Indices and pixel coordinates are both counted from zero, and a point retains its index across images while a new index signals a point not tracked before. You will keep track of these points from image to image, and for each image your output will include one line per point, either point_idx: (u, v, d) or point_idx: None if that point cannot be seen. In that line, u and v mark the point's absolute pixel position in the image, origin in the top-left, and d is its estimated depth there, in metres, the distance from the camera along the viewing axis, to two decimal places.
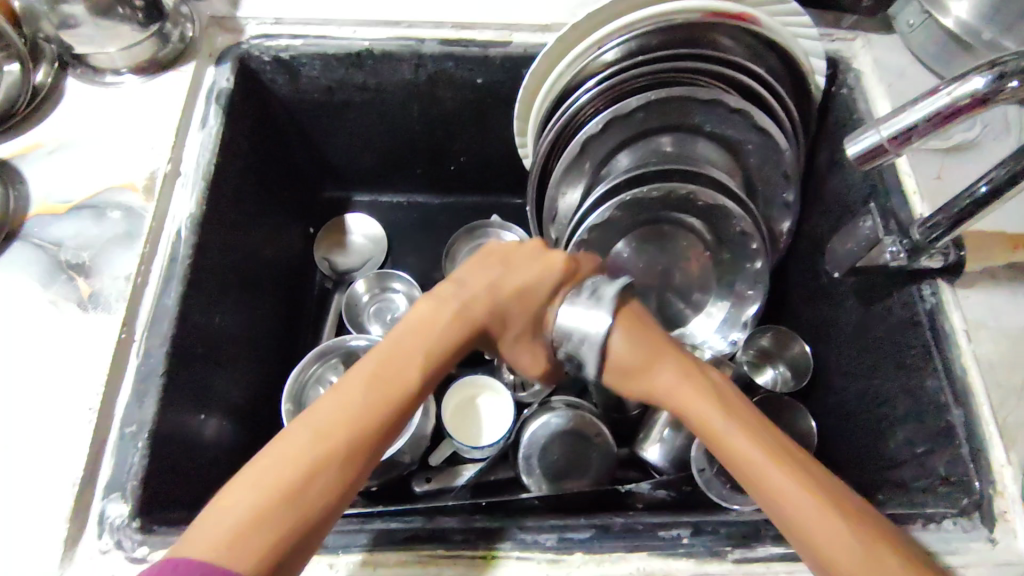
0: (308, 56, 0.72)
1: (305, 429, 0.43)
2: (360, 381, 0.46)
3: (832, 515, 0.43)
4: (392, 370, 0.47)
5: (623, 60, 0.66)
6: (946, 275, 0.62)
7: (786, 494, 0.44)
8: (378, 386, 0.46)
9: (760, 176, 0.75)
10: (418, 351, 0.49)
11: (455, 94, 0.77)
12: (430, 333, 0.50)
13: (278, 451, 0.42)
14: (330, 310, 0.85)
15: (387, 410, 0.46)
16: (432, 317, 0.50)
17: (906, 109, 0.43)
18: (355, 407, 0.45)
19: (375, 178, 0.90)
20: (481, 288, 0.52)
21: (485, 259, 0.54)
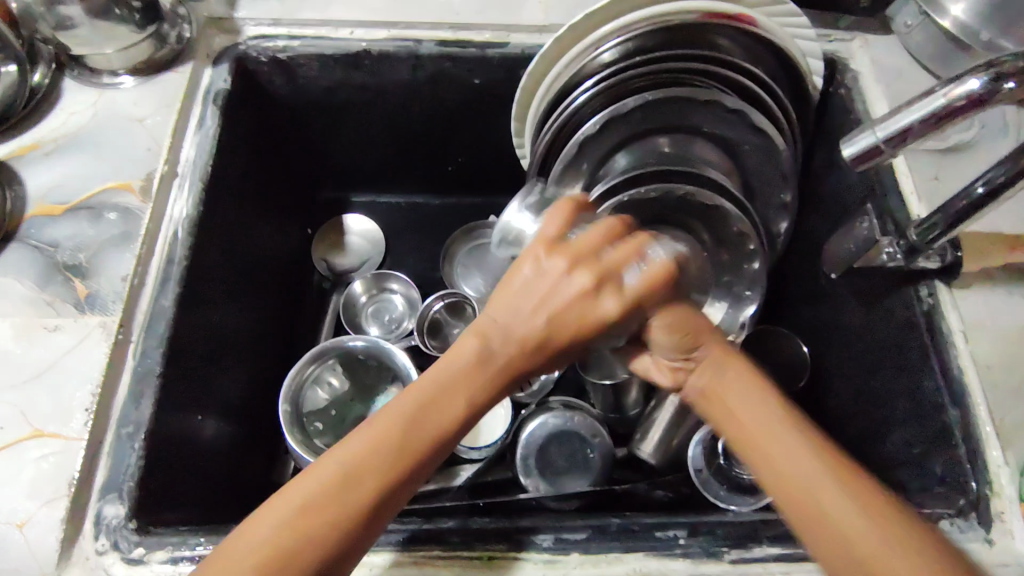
0: (306, 56, 0.72)
1: (336, 470, 0.41)
2: (403, 416, 0.43)
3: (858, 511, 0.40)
4: (437, 407, 0.44)
5: (620, 60, 0.66)
6: (942, 276, 0.62)
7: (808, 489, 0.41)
8: (421, 422, 0.43)
9: (757, 177, 0.75)
10: (467, 387, 0.45)
11: (453, 95, 0.77)
12: (475, 374, 0.45)
13: (312, 481, 0.41)
14: (328, 310, 0.86)
15: (425, 452, 0.43)
16: (479, 354, 0.46)
17: (901, 110, 0.43)
18: (396, 447, 0.42)
19: (373, 179, 0.90)
20: (530, 332, 0.46)
21: (529, 295, 0.47)
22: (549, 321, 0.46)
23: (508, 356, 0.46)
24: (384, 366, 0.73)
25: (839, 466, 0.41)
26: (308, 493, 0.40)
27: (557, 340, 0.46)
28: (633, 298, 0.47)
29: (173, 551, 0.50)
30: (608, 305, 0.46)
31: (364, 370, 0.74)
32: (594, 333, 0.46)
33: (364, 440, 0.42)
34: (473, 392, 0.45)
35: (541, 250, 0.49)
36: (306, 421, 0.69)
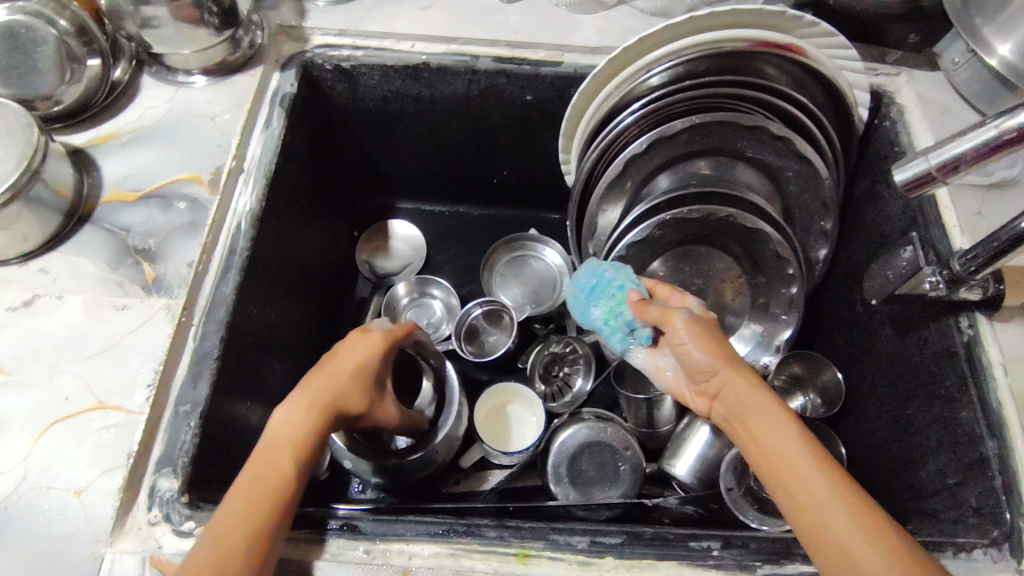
0: (368, 66, 0.75)
1: (232, 511, 0.45)
2: (273, 461, 0.48)
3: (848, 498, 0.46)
4: (279, 453, 0.49)
5: (668, 84, 0.69)
6: (984, 308, 0.62)
7: (803, 463, 0.49)
8: (259, 475, 0.47)
9: (797, 203, 0.78)
10: (298, 441, 0.49)
11: (505, 109, 0.80)
12: (292, 428, 0.50)
13: (224, 515, 0.45)
14: (369, 311, 0.87)
15: (283, 488, 0.47)
16: (299, 413, 0.51)
17: (953, 139, 0.44)
18: (252, 481, 0.47)
19: (418, 188, 0.93)
20: (336, 373, 0.54)
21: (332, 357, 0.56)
22: (354, 372, 0.54)
23: (334, 394, 0.53)
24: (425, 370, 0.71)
25: (831, 471, 0.48)
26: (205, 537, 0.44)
27: (340, 370, 0.54)
28: (393, 332, 0.59)
29: None
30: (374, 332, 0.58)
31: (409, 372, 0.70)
32: (371, 356, 0.56)
33: (239, 496, 0.46)
34: (293, 444, 0.49)
35: (358, 331, 0.58)
36: None
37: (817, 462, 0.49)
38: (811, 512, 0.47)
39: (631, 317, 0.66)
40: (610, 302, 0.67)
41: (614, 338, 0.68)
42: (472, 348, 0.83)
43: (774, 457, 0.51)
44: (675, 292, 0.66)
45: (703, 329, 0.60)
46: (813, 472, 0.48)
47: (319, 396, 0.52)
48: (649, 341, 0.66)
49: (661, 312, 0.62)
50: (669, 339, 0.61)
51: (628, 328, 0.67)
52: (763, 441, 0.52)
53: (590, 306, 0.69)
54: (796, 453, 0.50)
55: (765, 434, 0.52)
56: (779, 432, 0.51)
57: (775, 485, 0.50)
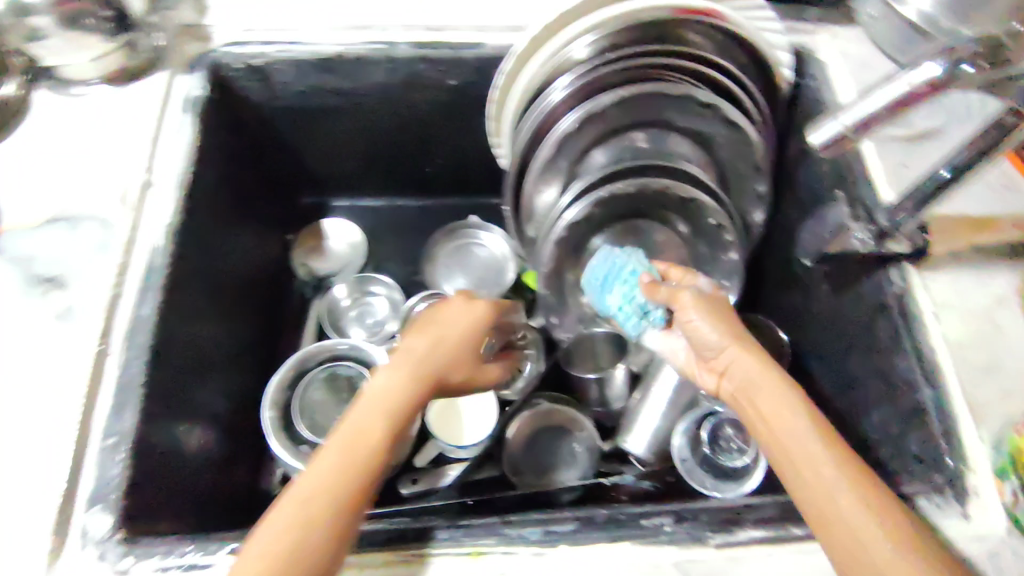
0: (281, 62, 0.71)
1: (308, 485, 0.45)
2: (340, 438, 0.48)
3: (863, 489, 0.45)
4: (362, 432, 0.48)
5: (593, 57, 0.68)
6: (913, 259, 0.64)
7: (816, 452, 0.47)
8: (347, 448, 0.47)
9: (731, 169, 0.78)
10: (379, 415, 0.49)
11: (430, 97, 0.77)
12: (390, 394, 0.50)
13: (295, 492, 0.45)
14: (309, 315, 0.84)
15: (366, 459, 0.47)
16: (401, 382, 0.51)
17: (866, 97, 0.44)
18: (336, 454, 0.47)
19: (351, 182, 0.89)
20: (422, 346, 0.54)
21: (421, 328, 0.55)
22: (456, 341, 0.56)
23: (416, 365, 0.53)
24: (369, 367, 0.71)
25: (847, 459, 0.47)
26: (284, 510, 0.44)
27: (444, 344, 0.55)
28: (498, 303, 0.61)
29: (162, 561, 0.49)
30: (481, 304, 0.59)
31: (347, 382, 0.70)
32: (472, 326, 0.57)
33: (315, 464, 0.46)
34: (391, 413, 0.50)
35: (453, 298, 0.58)
36: (293, 425, 0.66)
37: (831, 453, 0.47)
38: (822, 503, 0.46)
39: (646, 299, 0.61)
40: (626, 292, 0.62)
41: (629, 324, 0.63)
42: None
43: (786, 444, 0.49)
44: (686, 271, 0.63)
45: (709, 306, 0.58)
46: (828, 462, 0.47)
47: (412, 361, 0.52)
48: (665, 322, 0.62)
49: (670, 291, 0.59)
50: (679, 318, 0.59)
51: (643, 312, 0.62)
52: (774, 427, 0.50)
53: (603, 296, 0.64)
54: (808, 441, 0.48)
55: (777, 419, 0.50)
56: (792, 418, 0.50)
57: (788, 475, 0.48)
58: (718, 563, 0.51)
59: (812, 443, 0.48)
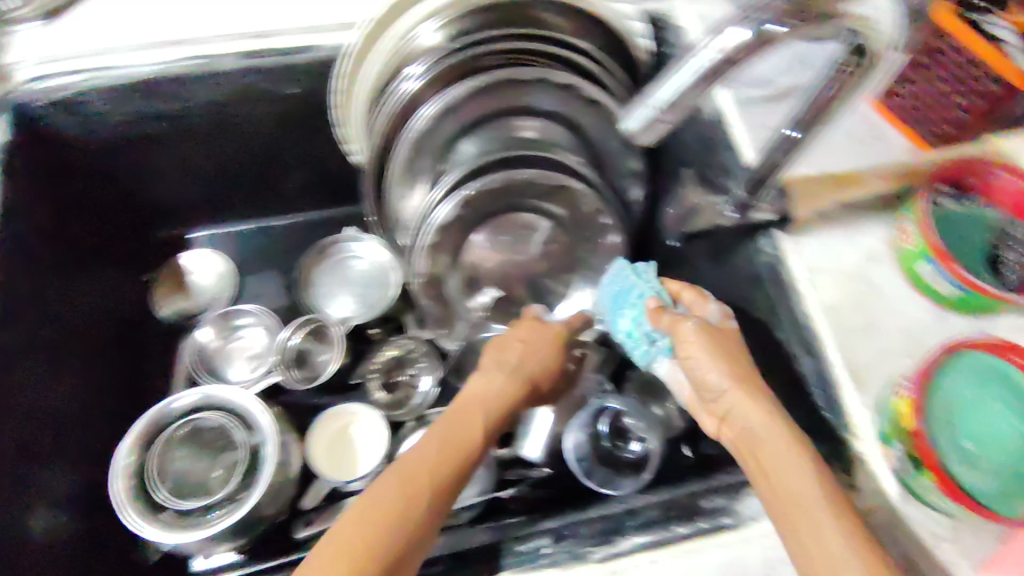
0: (90, 91, 0.64)
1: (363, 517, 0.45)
2: (392, 480, 0.48)
3: (857, 543, 0.41)
4: (418, 474, 0.48)
5: (443, 44, 0.65)
6: (779, 225, 0.61)
7: (811, 501, 0.44)
8: (409, 480, 0.48)
9: (604, 148, 0.73)
10: (456, 449, 0.51)
11: (270, 109, 0.71)
12: (473, 425, 0.54)
13: (341, 529, 0.45)
14: (179, 358, 0.79)
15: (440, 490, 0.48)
16: (488, 409, 0.56)
17: (668, 74, 0.40)
18: (398, 484, 0.47)
19: (208, 208, 0.84)
20: (488, 391, 0.58)
21: (495, 359, 0.62)
22: (538, 369, 0.62)
23: (499, 397, 0.58)
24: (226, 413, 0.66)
25: (845, 511, 0.43)
26: (335, 540, 0.45)
27: (522, 380, 0.60)
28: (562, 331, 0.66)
29: None
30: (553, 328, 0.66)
31: (212, 434, 0.66)
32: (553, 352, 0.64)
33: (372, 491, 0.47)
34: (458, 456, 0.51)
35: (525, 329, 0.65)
36: (153, 487, 0.61)
37: (829, 507, 0.43)
38: (818, 557, 0.42)
39: (650, 325, 0.61)
40: (635, 319, 0.63)
41: (637, 351, 0.63)
42: (302, 372, 0.76)
43: (781, 490, 0.46)
44: (698, 296, 0.61)
45: (713, 334, 0.56)
46: (822, 513, 0.43)
47: (496, 387, 0.58)
48: (672, 353, 0.60)
49: (672, 320, 0.58)
50: (681, 352, 0.57)
51: (651, 340, 0.62)
52: (769, 474, 0.47)
53: (618, 319, 0.65)
54: (806, 486, 0.45)
55: (778, 472, 0.46)
56: (790, 464, 0.46)
57: (786, 527, 0.45)
58: None
59: (807, 491, 0.44)
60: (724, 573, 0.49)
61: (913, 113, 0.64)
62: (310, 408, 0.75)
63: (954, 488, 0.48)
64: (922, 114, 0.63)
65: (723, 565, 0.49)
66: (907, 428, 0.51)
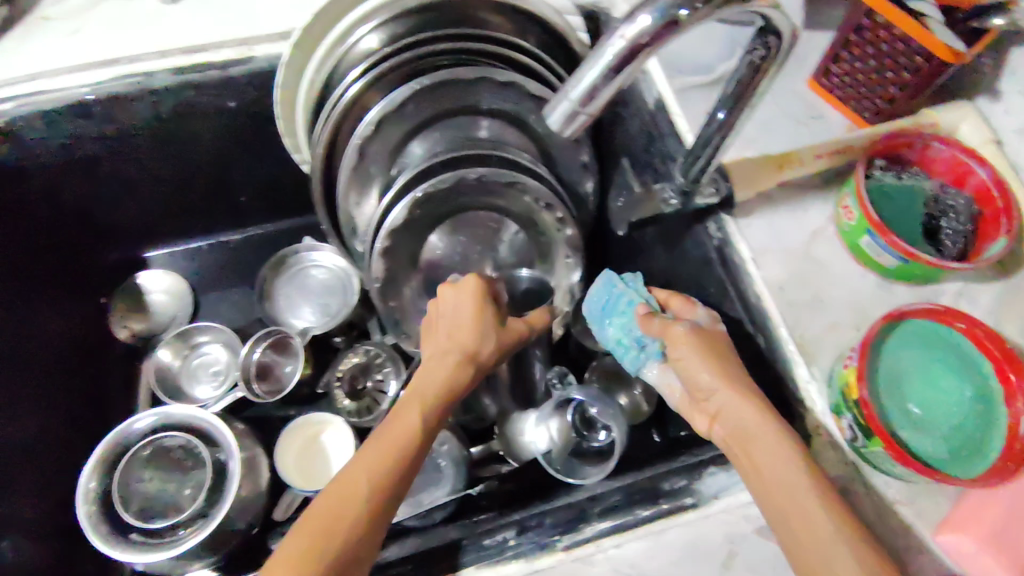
0: (23, 117, 0.63)
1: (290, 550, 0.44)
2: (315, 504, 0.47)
3: (845, 535, 0.42)
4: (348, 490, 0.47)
5: (381, 46, 0.65)
6: (725, 209, 0.63)
7: (801, 499, 0.45)
8: (332, 502, 0.47)
9: (552, 143, 0.74)
10: (382, 454, 0.50)
11: (212, 124, 0.71)
12: (400, 423, 0.53)
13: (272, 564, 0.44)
14: (141, 380, 0.79)
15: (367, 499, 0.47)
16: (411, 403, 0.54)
17: (581, 68, 0.41)
18: (315, 508, 0.47)
19: (162, 227, 0.83)
20: (425, 387, 0.56)
21: (433, 345, 0.60)
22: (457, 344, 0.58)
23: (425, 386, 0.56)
24: (189, 430, 0.65)
25: (834, 505, 0.44)
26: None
27: (451, 365, 0.57)
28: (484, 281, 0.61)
29: None
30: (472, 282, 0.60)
31: (178, 454, 0.65)
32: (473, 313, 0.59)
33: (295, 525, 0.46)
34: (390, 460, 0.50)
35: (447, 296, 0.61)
36: (117, 511, 0.60)
37: (822, 501, 0.44)
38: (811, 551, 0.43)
39: (641, 331, 0.60)
40: (622, 326, 0.62)
41: (625, 358, 0.62)
42: (266, 386, 0.76)
43: (768, 488, 0.47)
44: (685, 302, 0.60)
45: (708, 341, 0.55)
46: (811, 507, 0.44)
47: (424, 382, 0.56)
48: (663, 357, 0.60)
49: (663, 325, 0.58)
50: (675, 354, 0.56)
51: (640, 345, 0.60)
52: (757, 474, 0.48)
53: (604, 325, 0.63)
54: (788, 487, 0.46)
55: (768, 465, 0.47)
56: (776, 464, 0.47)
57: (779, 526, 0.46)
58: (569, 566, 0.49)
59: (791, 483, 0.46)
60: (686, 552, 0.50)
61: (848, 91, 0.66)
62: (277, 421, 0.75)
63: (900, 451, 0.49)
64: (856, 91, 0.65)
65: (685, 545, 0.50)
66: (854, 397, 0.52)
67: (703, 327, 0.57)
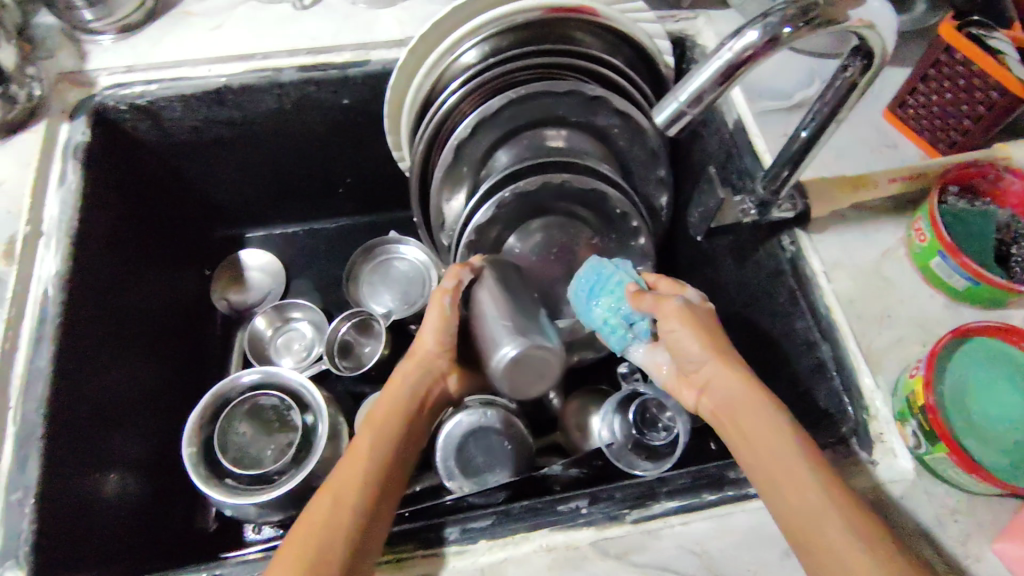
0: (165, 98, 0.71)
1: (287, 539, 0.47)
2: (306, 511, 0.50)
3: (825, 502, 0.45)
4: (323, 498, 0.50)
5: (479, 60, 0.70)
6: (799, 224, 0.66)
7: (783, 468, 0.48)
8: (314, 509, 0.49)
9: (630, 157, 0.79)
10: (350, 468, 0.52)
11: (324, 118, 0.78)
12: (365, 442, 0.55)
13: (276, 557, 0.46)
14: (235, 348, 0.85)
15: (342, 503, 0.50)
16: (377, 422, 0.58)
17: (691, 74, 0.46)
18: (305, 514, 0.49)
19: (263, 212, 0.90)
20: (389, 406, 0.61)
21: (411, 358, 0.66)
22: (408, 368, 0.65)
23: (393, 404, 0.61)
24: (286, 391, 0.71)
25: (819, 472, 0.47)
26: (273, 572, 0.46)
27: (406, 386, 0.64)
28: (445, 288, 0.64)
29: None
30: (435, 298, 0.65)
31: (271, 413, 0.70)
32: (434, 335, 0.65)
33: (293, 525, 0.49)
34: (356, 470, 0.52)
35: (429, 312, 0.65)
36: (214, 456, 0.67)
37: (807, 466, 0.47)
38: (800, 523, 0.45)
39: (630, 308, 0.62)
40: (611, 306, 0.63)
41: (613, 338, 0.64)
42: (348, 362, 0.81)
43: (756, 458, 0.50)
44: (675, 284, 0.63)
45: (695, 316, 0.59)
46: (795, 475, 0.47)
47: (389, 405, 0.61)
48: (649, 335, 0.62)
49: (656, 299, 0.60)
50: (663, 327, 0.59)
51: (628, 324, 0.62)
52: (745, 444, 0.51)
53: (591, 305, 0.64)
54: (773, 457, 0.48)
55: (754, 430, 0.51)
56: (759, 434, 0.50)
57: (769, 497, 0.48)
58: (636, 538, 0.53)
59: (776, 451, 0.49)
60: (748, 535, 0.53)
61: (923, 122, 0.69)
62: (356, 396, 0.80)
63: (966, 458, 0.51)
64: (933, 123, 0.69)
65: (749, 528, 0.53)
66: (920, 404, 0.54)
67: (693, 304, 0.60)
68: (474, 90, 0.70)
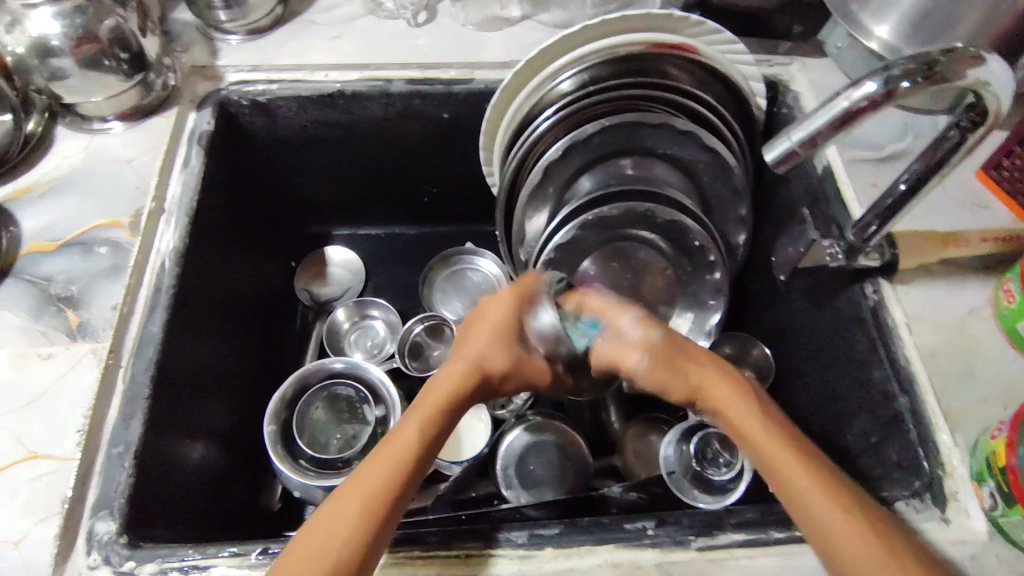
0: (283, 97, 0.76)
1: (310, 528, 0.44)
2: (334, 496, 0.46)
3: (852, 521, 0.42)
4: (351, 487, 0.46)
5: (575, 90, 0.71)
6: (883, 273, 0.67)
7: (811, 488, 0.44)
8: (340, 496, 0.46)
9: (712, 193, 0.81)
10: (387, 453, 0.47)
11: (423, 129, 0.82)
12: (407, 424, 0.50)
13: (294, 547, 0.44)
14: (313, 338, 0.90)
15: (375, 491, 0.46)
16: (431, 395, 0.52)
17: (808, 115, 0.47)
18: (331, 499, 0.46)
19: (349, 211, 0.94)
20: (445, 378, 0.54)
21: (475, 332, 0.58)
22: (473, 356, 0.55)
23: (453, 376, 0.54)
24: (364, 385, 0.73)
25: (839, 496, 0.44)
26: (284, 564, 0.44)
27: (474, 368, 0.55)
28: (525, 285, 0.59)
29: (162, 563, 0.51)
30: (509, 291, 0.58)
31: (346, 404, 0.73)
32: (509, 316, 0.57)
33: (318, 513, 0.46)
34: (395, 453, 0.47)
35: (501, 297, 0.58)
36: (291, 437, 0.70)
37: (825, 490, 0.44)
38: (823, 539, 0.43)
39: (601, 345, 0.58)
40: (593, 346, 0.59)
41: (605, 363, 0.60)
42: (417, 363, 0.84)
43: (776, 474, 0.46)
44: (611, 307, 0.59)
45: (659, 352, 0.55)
46: (815, 495, 0.44)
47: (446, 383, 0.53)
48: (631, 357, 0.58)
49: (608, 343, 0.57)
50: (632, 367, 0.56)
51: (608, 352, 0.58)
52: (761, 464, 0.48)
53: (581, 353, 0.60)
54: (792, 475, 0.45)
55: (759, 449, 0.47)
56: (774, 453, 0.47)
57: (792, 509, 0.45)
58: (701, 565, 0.53)
59: (792, 469, 0.45)
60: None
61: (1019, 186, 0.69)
62: None
63: None
64: None
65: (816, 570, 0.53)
66: (1001, 464, 0.53)
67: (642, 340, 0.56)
68: (566, 117, 0.72)
